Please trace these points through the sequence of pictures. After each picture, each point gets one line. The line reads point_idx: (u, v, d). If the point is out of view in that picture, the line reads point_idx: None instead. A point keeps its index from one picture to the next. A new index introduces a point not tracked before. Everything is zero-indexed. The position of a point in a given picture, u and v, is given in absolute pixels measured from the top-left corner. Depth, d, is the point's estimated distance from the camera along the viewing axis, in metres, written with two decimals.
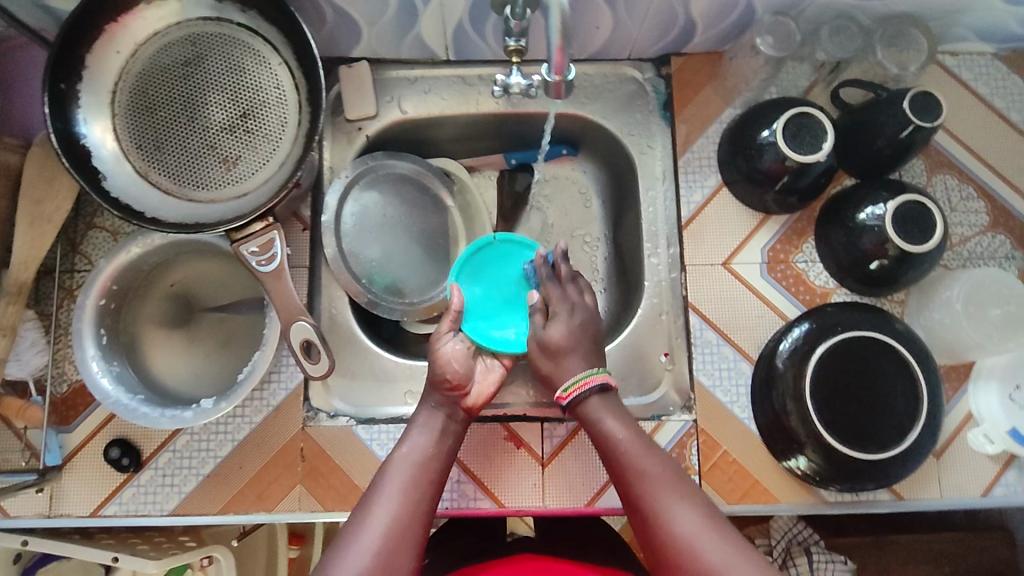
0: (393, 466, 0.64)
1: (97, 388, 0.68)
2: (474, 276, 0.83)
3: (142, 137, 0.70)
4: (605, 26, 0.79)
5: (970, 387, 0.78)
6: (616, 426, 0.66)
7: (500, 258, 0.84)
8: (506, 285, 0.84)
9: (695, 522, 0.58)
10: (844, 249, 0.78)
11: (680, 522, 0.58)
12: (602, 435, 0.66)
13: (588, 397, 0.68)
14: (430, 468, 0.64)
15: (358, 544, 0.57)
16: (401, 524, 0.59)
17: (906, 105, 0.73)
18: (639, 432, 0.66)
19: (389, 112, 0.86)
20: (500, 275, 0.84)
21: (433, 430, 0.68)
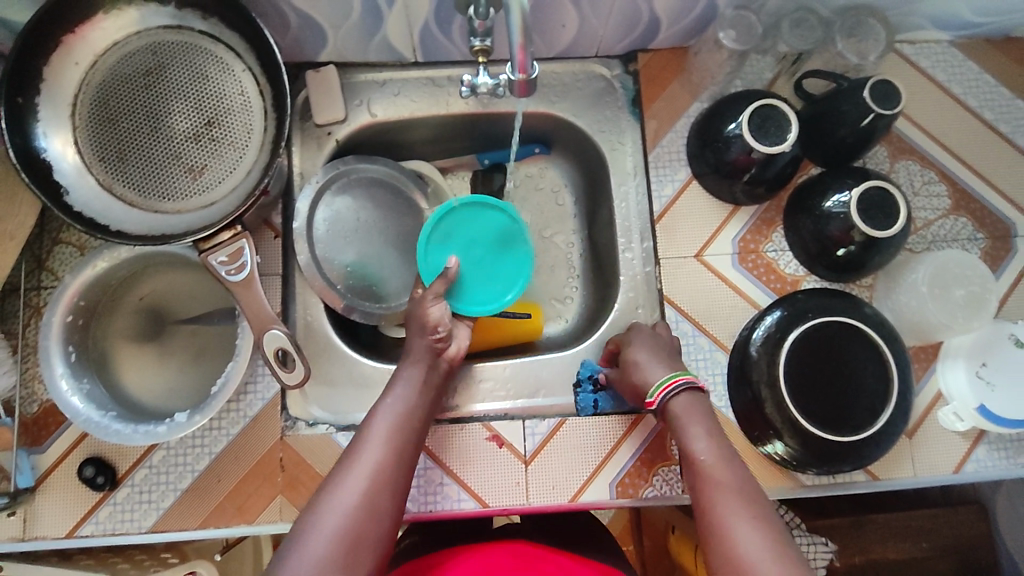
0: (376, 417, 0.64)
1: (67, 406, 0.67)
2: (444, 243, 0.83)
3: (105, 149, 0.69)
4: (571, 23, 0.80)
5: (939, 367, 0.80)
6: (700, 436, 0.61)
7: (466, 221, 0.84)
8: (475, 247, 0.84)
9: (758, 542, 0.53)
10: (812, 236, 0.79)
11: (744, 544, 0.53)
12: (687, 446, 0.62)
13: (677, 397, 0.65)
14: (412, 427, 0.65)
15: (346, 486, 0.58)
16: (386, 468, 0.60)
17: (866, 94, 0.75)
18: (724, 444, 0.61)
19: (358, 116, 0.86)
20: (470, 238, 0.84)
21: (416, 382, 0.68)
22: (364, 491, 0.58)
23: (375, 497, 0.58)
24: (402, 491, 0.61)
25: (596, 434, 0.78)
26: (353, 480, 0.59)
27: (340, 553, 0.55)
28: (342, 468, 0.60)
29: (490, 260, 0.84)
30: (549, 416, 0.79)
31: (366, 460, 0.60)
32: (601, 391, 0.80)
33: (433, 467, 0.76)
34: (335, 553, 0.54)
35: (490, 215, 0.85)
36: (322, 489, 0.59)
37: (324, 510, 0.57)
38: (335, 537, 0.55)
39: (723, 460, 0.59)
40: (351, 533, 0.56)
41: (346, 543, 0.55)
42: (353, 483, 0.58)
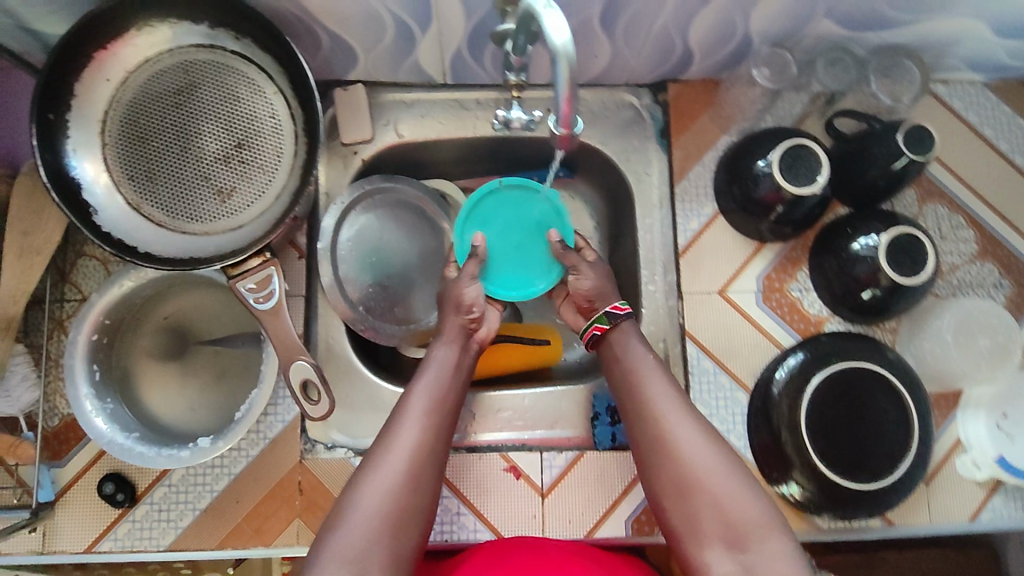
0: (416, 389, 0.70)
1: (91, 428, 0.68)
2: (481, 223, 0.84)
3: (134, 168, 0.69)
4: (603, 54, 0.79)
5: (960, 415, 0.79)
6: (638, 351, 0.73)
7: (505, 203, 0.85)
8: (513, 231, 0.84)
9: (692, 434, 0.66)
10: (837, 277, 0.79)
11: (695, 460, 0.65)
12: (623, 362, 0.73)
13: (623, 322, 0.76)
14: (448, 402, 0.71)
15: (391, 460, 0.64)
16: (426, 445, 0.66)
17: (899, 138, 0.74)
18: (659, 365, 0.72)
19: (384, 136, 0.85)
20: (508, 221, 0.84)
21: (447, 363, 0.73)
22: (405, 470, 0.64)
23: (416, 473, 0.64)
24: (439, 467, 0.67)
25: (612, 470, 0.78)
26: (396, 457, 0.64)
27: (383, 527, 0.61)
28: (381, 449, 0.65)
29: (527, 246, 0.84)
30: (567, 448, 0.80)
31: (407, 433, 0.66)
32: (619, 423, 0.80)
33: (450, 496, 0.77)
34: (379, 526, 0.61)
35: (530, 200, 0.85)
36: (361, 472, 0.64)
37: (366, 487, 0.62)
38: (377, 513, 0.61)
39: (660, 370, 0.72)
40: (395, 509, 0.62)
41: (390, 516, 0.61)
42: (394, 462, 0.64)
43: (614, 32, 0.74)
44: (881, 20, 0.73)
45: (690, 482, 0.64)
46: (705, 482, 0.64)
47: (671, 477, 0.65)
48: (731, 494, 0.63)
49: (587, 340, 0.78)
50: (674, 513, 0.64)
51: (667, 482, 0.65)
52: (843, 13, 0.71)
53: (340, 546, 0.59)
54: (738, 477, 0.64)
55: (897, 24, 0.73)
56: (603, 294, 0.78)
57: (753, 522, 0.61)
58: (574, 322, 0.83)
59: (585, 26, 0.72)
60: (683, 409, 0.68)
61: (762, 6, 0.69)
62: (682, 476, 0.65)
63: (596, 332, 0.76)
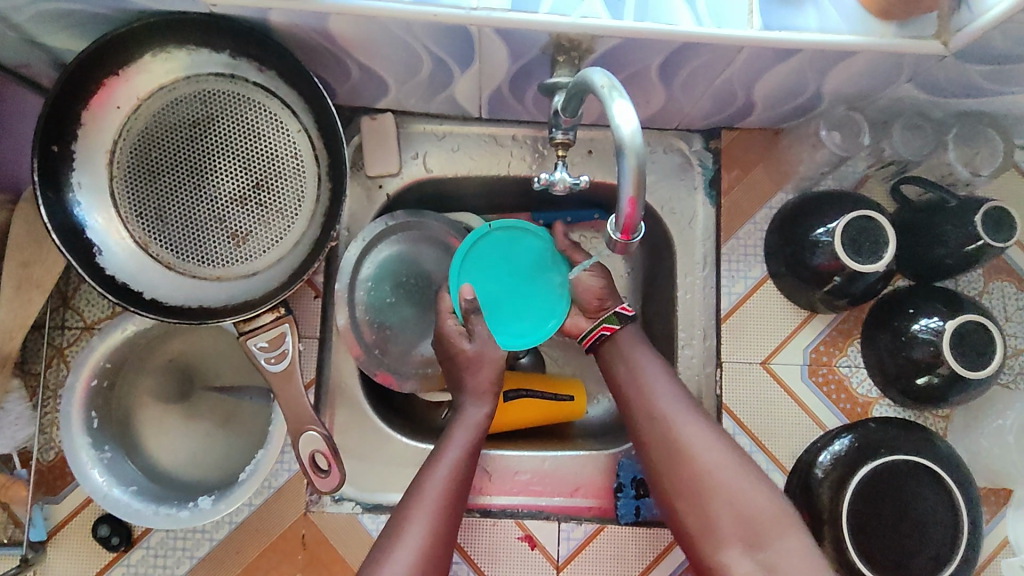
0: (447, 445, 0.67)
1: (87, 480, 0.64)
2: (476, 273, 0.73)
3: (143, 205, 0.63)
4: (656, 100, 0.72)
5: (1009, 514, 0.75)
6: (645, 354, 0.70)
7: (501, 244, 0.73)
8: (511, 273, 0.72)
9: (701, 434, 0.64)
10: (890, 357, 0.73)
11: (707, 458, 0.63)
12: (627, 366, 0.70)
13: (622, 327, 0.72)
14: (471, 464, 0.66)
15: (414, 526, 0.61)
16: (450, 506, 0.63)
17: (978, 220, 0.67)
18: (668, 372, 0.69)
19: (412, 170, 0.79)
20: (505, 263, 0.73)
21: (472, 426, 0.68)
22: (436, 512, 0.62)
23: (446, 515, 0.63)
24: (464, 493, 0.65)
25: (633, 546, 0.75)
26: (428, 501, 0.62)
27: (422, 566, 0.60)
28: (405, 510, 0.62)
29: (527, 287, 0.72)
30: (586, 518, 0.76)
31: (431, 490, 0.63)
32: (644, 497, 0.76)
33: (460, 563, 0.73)
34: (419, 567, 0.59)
35: (527, 242, 0.73)
36: (393, 522, 0.62)
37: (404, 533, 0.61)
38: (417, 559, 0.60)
39: (666, 375, 0.68)
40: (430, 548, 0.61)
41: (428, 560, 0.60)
42: (427, 504, 0.62)
43: (671, 82, 0.67)
44: (970, 89, 0.66)
45: (702, 481, 0.62)
46: (718, 478, 0.62)
47: (683, 478, 0.63)
48: (747, 491, 0.62)
49: (590, 342, 0.73)
50: (688, 516, 0.63)
51: (679, 481, 0.63)
52: (929, 79, 0.64)
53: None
54: (751, 472, 0.63)
55: (987, 93, 0.66)
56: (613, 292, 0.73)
57: (768, 518, 0.60)
58: (570, 326, 0.75)
59: (641, 76, 0.66)
60: (690, 409, 0.66)
61: (841, 67, 0.63)
62: (694, 474, 0.63)
63: (605, 333, 0.71)
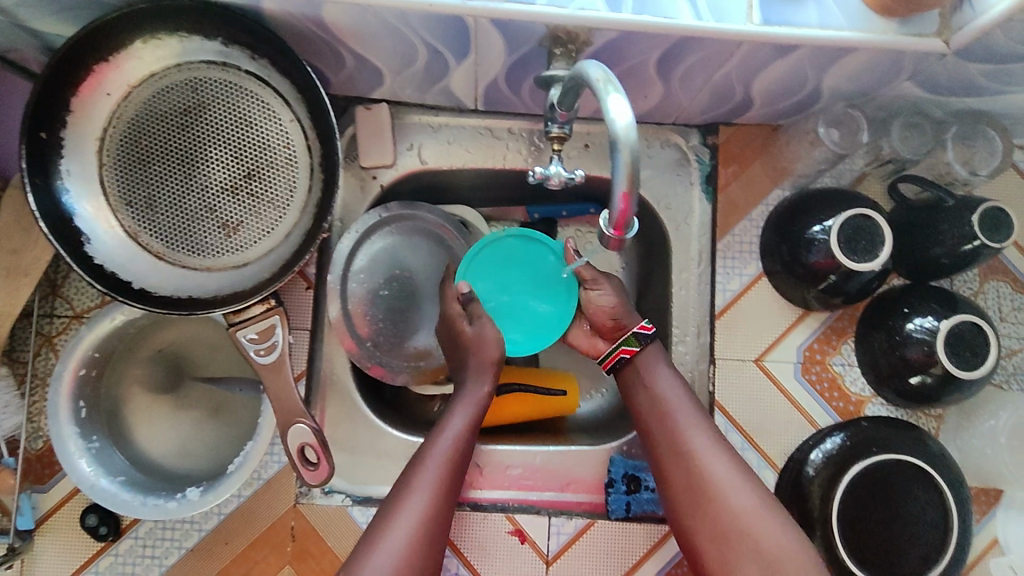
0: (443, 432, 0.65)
1: (75, 470, 0.64)
2: (487, 273, 0.74)
3: (133, 194, 0.62)
4: (654, 95, 0.71)
5: (999, 513, 0.74)
6: (668, 380, 0.69)
7: (516, 251, 0.74)
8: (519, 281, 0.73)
9: (729, 473, 0.63)
10: (884, 356, 0.73)
11: (735, 497, 0.62)
12: (648, 392, 0.69)
13: (648, 345, 0.71)
14: (465, 453, 0.65)
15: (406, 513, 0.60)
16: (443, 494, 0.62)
17: (975, 220, 0.66)
18: (695, 402, 0.68)
19: (406, 162, 0.78)
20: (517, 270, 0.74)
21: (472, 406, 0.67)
22: (428, 502, 0.61)
23: (438, 507, 0.61)
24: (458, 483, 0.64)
25: (623, 542, 0.75)
26: (422, 492, 0.61)
27: (411, 558, 0.58)
28: (399, 496, 0.62)
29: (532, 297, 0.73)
30: (576, 513, 0.76)
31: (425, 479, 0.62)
32: (635, 493, 0.76)
33: (449, 556, 0.73)
34: (408, 560, 0.58)
35: (543, 254, 0.73)
36: (386, 508, 0.61)
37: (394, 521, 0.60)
38: (405, 549, 0.58)
39: (690, 406, 0.67)
40: (420, 540, 0.60)
41: (415, 552, 0.59)
42: (419, 497, 0.61)
43: (670, 77, 0.66)
44: (970, 88, 0.65)
45: (730, 521, 0.61)
46: (745, 521, 0.60)
47: (707, 514, 0.62)
48: (773, 534, 0.59)
49: (611, 364, 0.72)
50: (711, 556, 0.61)
51: (702, 519, 0.62)
52: (930, 77, 0.64)
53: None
54: (780, 518, 0.61)
55: (986, 92, 0.66)
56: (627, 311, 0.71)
57: (792, 562, 0.58)
58: (589, 347, 0.76)
59: (639, 69, 0.65)
60: (717, 444, 0.65)
61: (841, 64, 0.62)
62: (720, 514, 0.61)
63: (624, 356, 0.70)
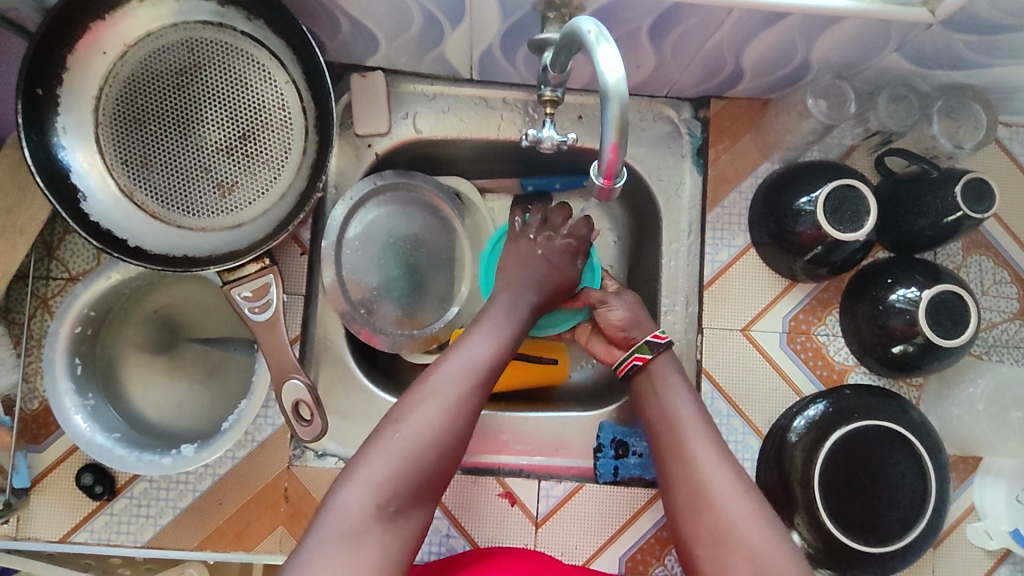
0: (474, 333, 0.65)
1: (70, 426, 0.64)
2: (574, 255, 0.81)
3: (128, 152, 0.63)
4: (647, 65, 0.72)
5: (977, 480, 0.77)
6: (682, 392, 0.65)
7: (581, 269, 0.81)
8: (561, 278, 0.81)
9: (727, 481, 0.58)
10: (868, 327, 0.74)
11: (731, 511, 0.56)
12: (661, 401, 0.66)
13: (663, 353, 0.69)
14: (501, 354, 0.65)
15: (438, 389, 0.59)
16: (475, 378, 0.61)
17: (958, 190, 0.68)
18: (704, 414, 0.64)
19: (401, 130, 0.79)
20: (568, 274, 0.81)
21: (512, 316, 0.69)
22: (455, 399, 0.59)
23: (471, 390, 0.61)
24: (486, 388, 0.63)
25: (611, 506, 0.76)
26: (453, 377, 0.60)
27: (440, 432, 0.57)
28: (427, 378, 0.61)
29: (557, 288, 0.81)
30: (567, 478, 0.77)
31: (459, 365, 0.62)
32: (623, 457, 0.78)
33: (440, 517, 0.74)
34: (432, 437, 0.57)
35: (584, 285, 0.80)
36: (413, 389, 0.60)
37: (417, 410, 0.58)
38: (434, 423, 0.57)
39: (701, 417, 0.63)
40: (438, 438, 0.57)
41: (442, 435, 0.57)
42: (452, 379, 0.60)
43: (662, 44, 0.67)
44: (955, 60, 0.67)
45: (724, 531, 0.55)
46: (737, 533, 0.55)
47: (704, 521, 0.57)
48: (770, 551, 0.54)
49: (623, 371, 0.71)
50: (706, 563, 0.56)
51: (700, 528, 0.57)
52: (916, 49, 0.65)
53: (383, 461, 0.55)
54: (782, 539, 0.55)
55: (972, 65, 0.67)
56: (639, 324, 0.73)
57: None
58: (604, 355, 0.77)
59: (631, 37, 0.66)
60: (721, 455, 0.60)
61: (829, 34, 0.63)
62: (711, 522, 0.56)
63: (637, 363, 0.69)
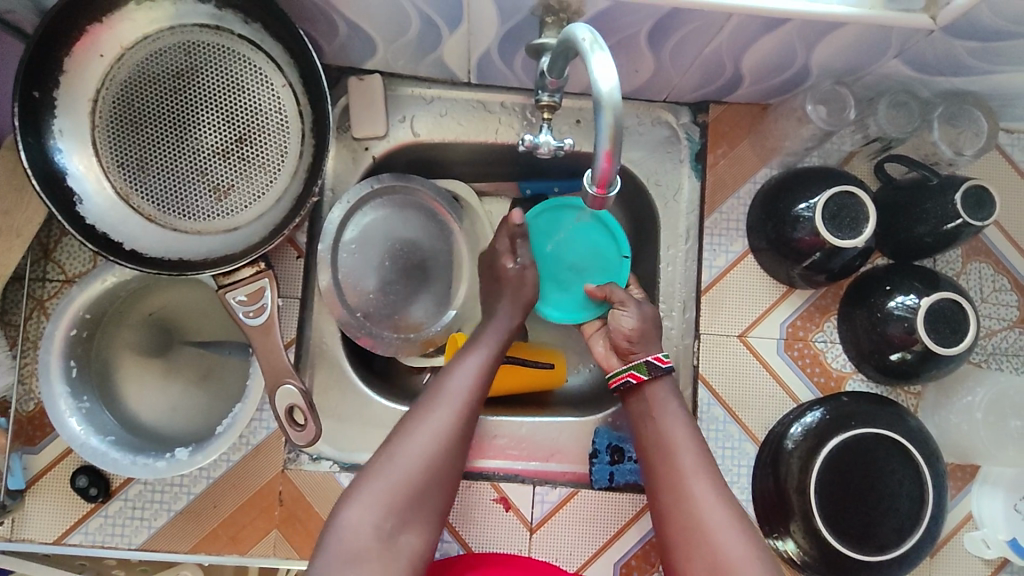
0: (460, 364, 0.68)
1: (65, 429, 0.64)
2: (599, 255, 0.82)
3: (124, 154, 0.63)
4: (645, 69, 0.72)
5: (975, 488, 0.77)
6: (679, 420, 0.66)
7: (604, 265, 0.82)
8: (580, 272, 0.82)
9: (724, 517, 0.59)
10: (866, 334, 0.74)
11: (728, 547, 0.57)
12: (657, 427, 0.66)
13: (660, 379, 0.69)
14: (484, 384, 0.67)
15: (426, 424, 0.62)
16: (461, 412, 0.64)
17: (957, 198, 0.68)
18: (701, 444, 0.64)
19: (398, 134, 0.79)
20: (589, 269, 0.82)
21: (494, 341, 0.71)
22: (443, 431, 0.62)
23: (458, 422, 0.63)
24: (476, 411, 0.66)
25: (607, 512, 0.76)
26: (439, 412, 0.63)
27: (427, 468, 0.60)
28: (417, 414, 0.63)
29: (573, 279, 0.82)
30: (561, 483, 0.77)
31: (448, 398, 0.64)
32: (618, 463, 0.77)
33: None
34: (420, 470, 0.60)
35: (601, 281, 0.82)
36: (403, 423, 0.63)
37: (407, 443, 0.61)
38: (423, 458, 0.60)
39: (698, 446, 0.64)
40: (427, 473, 0.60)
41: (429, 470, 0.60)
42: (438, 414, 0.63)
43: (660, 49, 0.67)
44: (956, 67, 0.66)
45: (722, 567, 0.56)
46: (734, 570, 0.56)
47: (701, 555, 0.58)
48: None
49: (615, 384, 0.70)
50: None
51: (696, 562, 0.58)
52: (917, 55, 0.65)
53: (378, 494, 0.58)
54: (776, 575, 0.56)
55: (973, 71, 0.67)
56: (646, 340, 0.72)
57: None
58: (604, 361, 0.77)
59: (630, 42, 0.66)
60: (719, 489, 0.61)
61: (829, 40, 0.63)
62: (709, 559, 0.57)
63: (631, 380, 0.69)
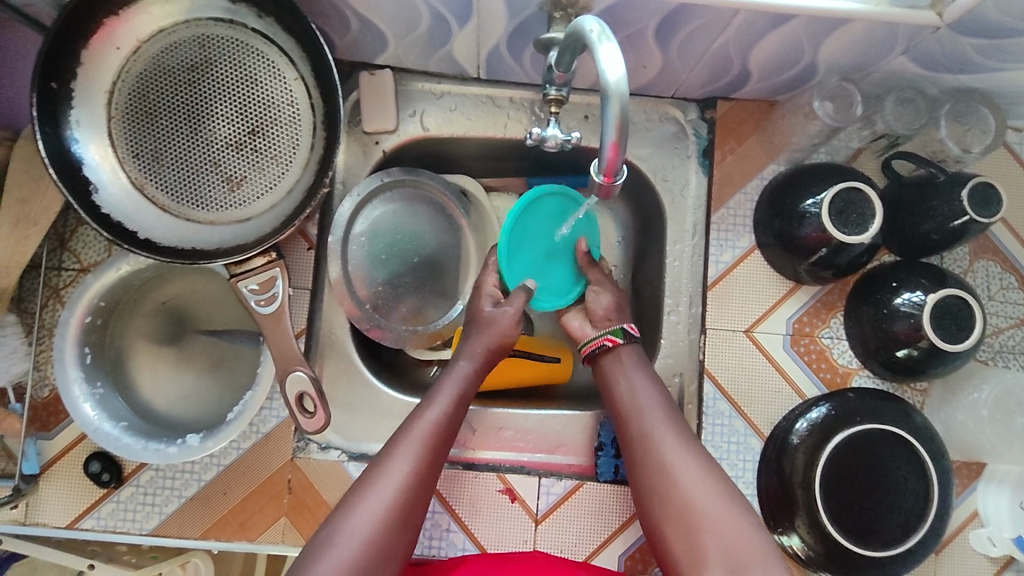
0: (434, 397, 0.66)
1: (78, 414, 0.65)
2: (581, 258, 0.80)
3: (140, 145, 0.64)
4: (653, 65, 0.72)
5: (981, 486, 0.77)
6: (645, 385, 0.67)
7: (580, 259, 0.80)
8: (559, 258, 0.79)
9: (692, 462, 0.61)
10: (873, 331, 0.74)
11: (693, 488, 0.59)
12: (623, 394, 0.67)
13: (618, 347, 0.71)
14: (452, 423, 0.66)
15: (393, 467, 0.61)
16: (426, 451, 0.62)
17: (965, 195, 0.68)
18: (664, 399, 0.66)
19: (408, 128, 0.79)
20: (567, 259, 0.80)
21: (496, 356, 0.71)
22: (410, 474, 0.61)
23: (427, 463, 0.62)
24: (443, 450, 0.64)
25: (612, 504, 0.76)
26: (406, 454, 0.61)
27: (393, 513, 0.59)
28: (386, 455, 0.62)
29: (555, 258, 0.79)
30: (567, 475, 0.77)
31: (415, 435, 0.63)
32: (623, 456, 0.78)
33: (441, 512, 0.75)
34: (387, 516, 0.58)
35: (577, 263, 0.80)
36: (372, 468, 0.61)
37: (374, 488, 0.59)
38: (392, 503, 0.59)
39: (662, 404, 0.66)
40: (395, 517, 0.59)
41: (397, 515, 0.59)
42: (406, 454, 0.61)
43: (668, 45, 0.67)
44: (963, 64, 0.66)
45: (688, 508, 0.58)
46: (702, 510, 0.58)
47: (670, 498, 0.60)
48: (730, 522, 0.57)
49: (590, 351, 0.72)
50: (674, 540, 0.58)
51: (668, 506, 0.60)
52: (924, 52, 0.65)
53: (345, 542, 0.56)
54: (743, 513, 0.58)
55: (980, 69, 0.67)
56: (621, 313, 0.75)
57: (751, 551, 0.55)
58: (578, 334, 0.77)
59: (638, 38, 0.66)
60: (683, 438, 0.63)
61: (836, 36, 0.63)
62: (684, 510, 0.58)
63: (607, 344, 0.70)
